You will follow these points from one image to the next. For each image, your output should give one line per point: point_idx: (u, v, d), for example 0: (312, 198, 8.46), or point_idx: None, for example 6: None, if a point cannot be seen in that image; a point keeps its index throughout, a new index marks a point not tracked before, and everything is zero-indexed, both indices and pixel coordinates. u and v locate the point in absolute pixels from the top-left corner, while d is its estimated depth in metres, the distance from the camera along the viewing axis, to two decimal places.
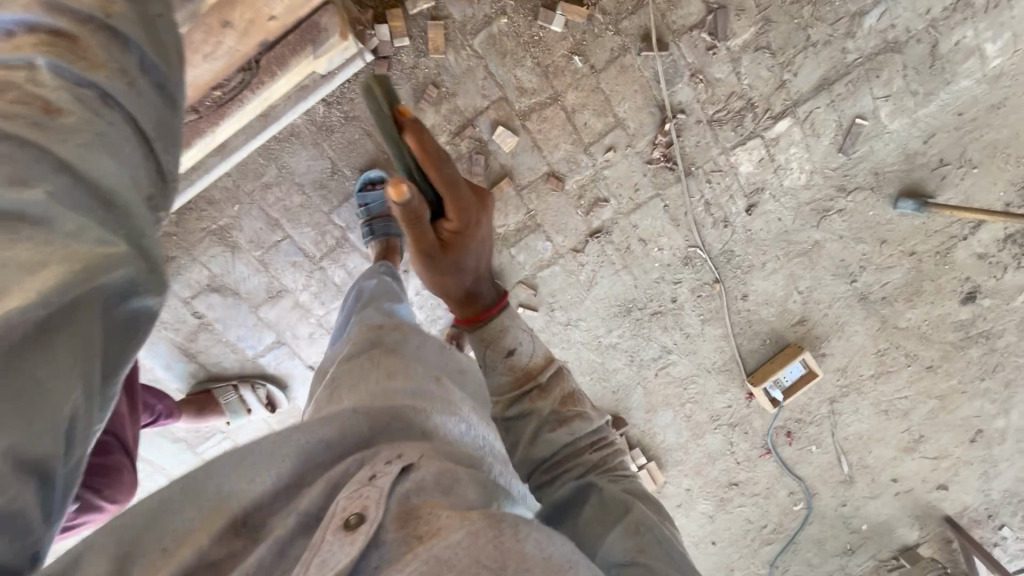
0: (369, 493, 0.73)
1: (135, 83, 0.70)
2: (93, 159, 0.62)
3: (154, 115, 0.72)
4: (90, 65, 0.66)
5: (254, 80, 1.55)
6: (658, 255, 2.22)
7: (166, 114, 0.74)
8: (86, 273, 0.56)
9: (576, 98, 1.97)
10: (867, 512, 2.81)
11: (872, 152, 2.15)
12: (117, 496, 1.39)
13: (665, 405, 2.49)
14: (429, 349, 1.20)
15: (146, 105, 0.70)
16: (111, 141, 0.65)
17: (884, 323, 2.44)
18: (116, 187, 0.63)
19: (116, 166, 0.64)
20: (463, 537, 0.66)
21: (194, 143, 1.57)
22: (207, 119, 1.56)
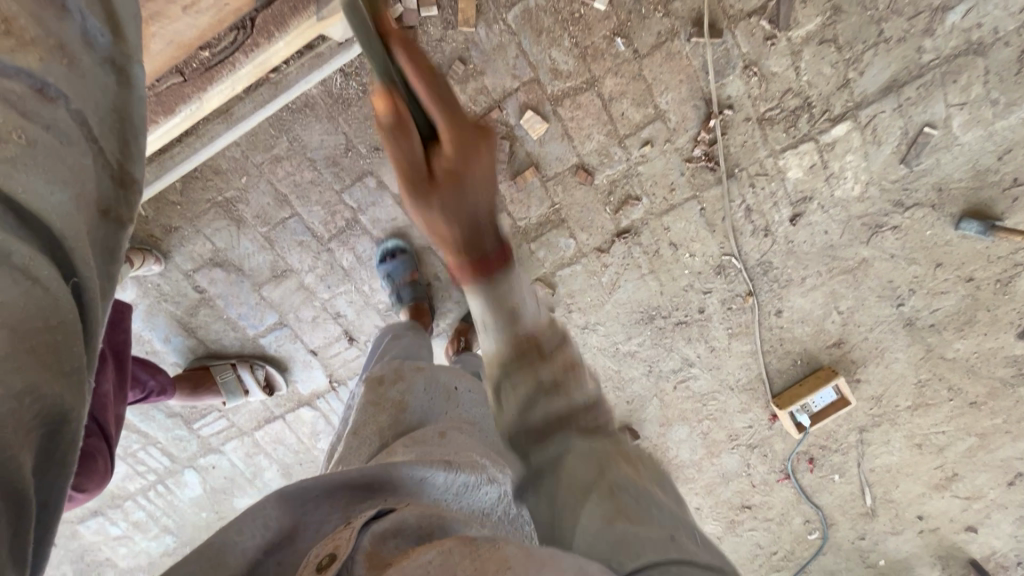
0: (341, 536, 0.70)
1: (71, 55, 0.68)
2: (22, 177, 0.58)
3: (100, 99, 0.71)
4: (20, 44, 0.63)
5: (248, 40, 1.40)
6: (689, 261, 2.05)
7: (115, 95, 0.73)
8: (32, 334, 0.53)
9: (615, 85, 1.80)
10: (886, 547, 2.64)
11: (937, 166, 1.94)
12: (87, 485, 1.36)
13: (682, 420, 2.35)
14: (432, 396, 1.30)
15: (87, 89, 0.69)
16: (50, 143, 0.62)
17: (928, 353, 2.25)
18: (56, 214, 0.60)
19: (55, 185, 0.61)
20: (436, 556, 0.64)
21: (178, 109, 1.42)
22: (194, 83, 1.42)
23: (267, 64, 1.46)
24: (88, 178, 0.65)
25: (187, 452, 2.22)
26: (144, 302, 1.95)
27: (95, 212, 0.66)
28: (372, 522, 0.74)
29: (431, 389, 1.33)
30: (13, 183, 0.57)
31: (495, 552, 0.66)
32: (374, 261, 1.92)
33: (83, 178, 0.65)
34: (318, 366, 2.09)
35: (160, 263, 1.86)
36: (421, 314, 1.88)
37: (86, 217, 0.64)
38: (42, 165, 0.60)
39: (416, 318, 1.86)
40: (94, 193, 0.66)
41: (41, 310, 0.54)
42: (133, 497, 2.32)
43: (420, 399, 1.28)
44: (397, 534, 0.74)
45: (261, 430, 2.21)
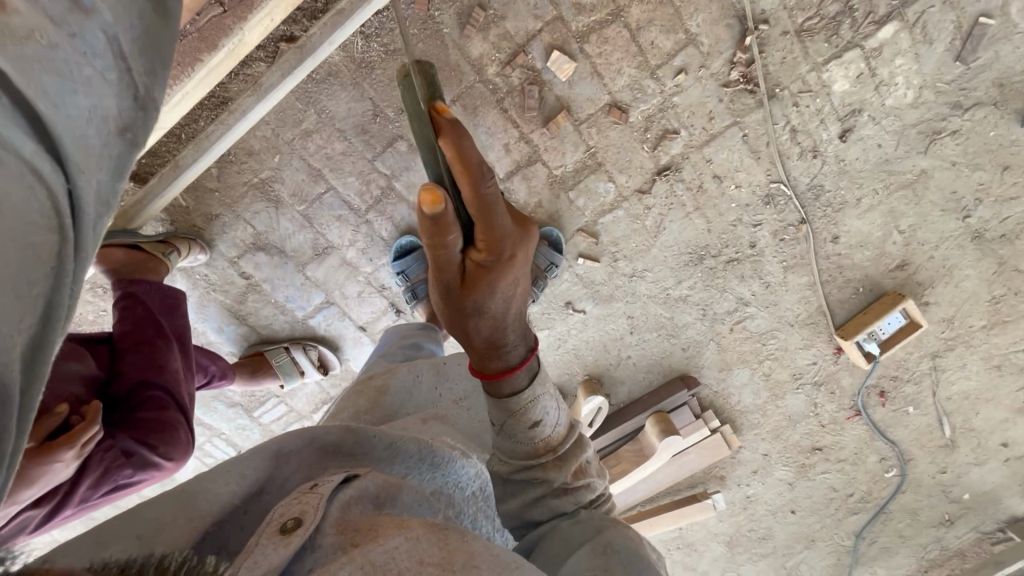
0: (309, 500, 0.74)
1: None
2: (32, 70, 0.52)
3: (131, 14, 0.66)
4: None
5: None
6: (735, 194, 1.97)
7: (148, 17, 0.70)
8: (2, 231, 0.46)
9: (642, 13, 1.72)
10: (970, 480, 2.50)
11: (997, 58, 1.80)
12: (172, 454, 1.34)
13: (741, 363, 2.27)
14: (417, 387, 1.40)
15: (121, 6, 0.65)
16: (75, 53, 0.58)
17: (1001, 266, 2.11)
18: (59, 118, 0.54)
19: (70, 93, 0.56)
20: (402, 542, 0.68)
21: (222, 45, 1.37)
22: (234, 13, 1.36)
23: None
24: (107, 94, 0.62)
25: (250, 441, 2.26)
26: (194, 294, 1.98)
27: (114, 128, 0.63)
28: (339, 489, 0.79)
29: (419, 373, 1.43)
30: (27, 78, 0.51)
31: (462, 548, 0.71)
32: (390, 259, 1.94)
33: (104, 92, 0.61)
34: (368, 342, 2.09)
35: (206, 252, 1.88)
36: (438, 310, 1.90)
37: (97, 134, 0.60)
38: (62, 71, 0.56)
39: (434, 316, 1.88)
40: (113, 109, 0.63)
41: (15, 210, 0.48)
42: None
43: (406, 384, 1.40)
44: (359, 501, 0.79)
45: (319, 412, 2.23)
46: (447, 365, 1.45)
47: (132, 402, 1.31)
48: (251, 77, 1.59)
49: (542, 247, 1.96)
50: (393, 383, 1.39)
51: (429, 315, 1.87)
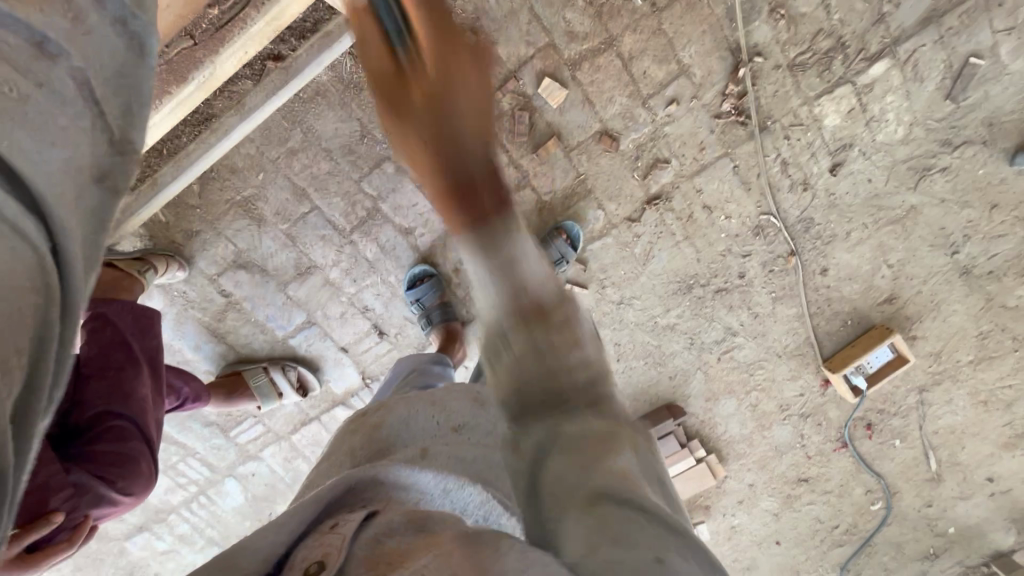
0: (331, 541, 0.66)
1: (82, 12, 0.60)
2: (9, 130, 0.51)
3: (105, 56, 0.63)
4: None
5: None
6: (725, 224, 1.96)
7: (125, 58, 0.66)
8: (5, 298, 0.47)
9: (635, 43, 1.71)
10: (955, 514, 2.48)
11: (987, 98, 1.81)
12: (133, 488, 1.31)
13: (728, 393, 2.25)
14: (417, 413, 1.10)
15: (95, 48, 0.62)
16: (52, 104, 0.56)
17: (988, 302, 2.10)
18: (43, 178, 0.53)
19: (45, 144, 0.54)
20: (430, 561, 0.56)
21: (190, 78, 1.34)
22: (206, 47, 1.34)
23: (279, 22, 1.37)
24: (86, 143, 0.59)
25: (226, 460, 2.20)
26: (171, 310, 1.93)
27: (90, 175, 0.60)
28: (363, 526, 0.70)
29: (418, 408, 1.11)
30: (3, 138, 0.50)
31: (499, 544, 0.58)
32: (403, 289, 1.92)
33: (84, 142, 0.59)
34: (350, 363, 2.05)
35: (184, 269, 1.84)
36: (452, 336, 1.86)
37: (75, 184, 0.58)
38: (42, 128, 0.54)
39: (447, 343, 1.84)
40: (89, 159, 0.60)
41: (7, 281, 0.48)
42: (177, 510, 2.31)
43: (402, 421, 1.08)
44: (388, 532, 0.69)
45: (298, 433, 2.17)
46: (449, 397, 1.15)
47: (92, 432, 1.26)
48: (234, 95, 1.56)
49: (558, 239, 1.87)
50: (390, 420, 1.09)
51: (442, 342, 1.84)
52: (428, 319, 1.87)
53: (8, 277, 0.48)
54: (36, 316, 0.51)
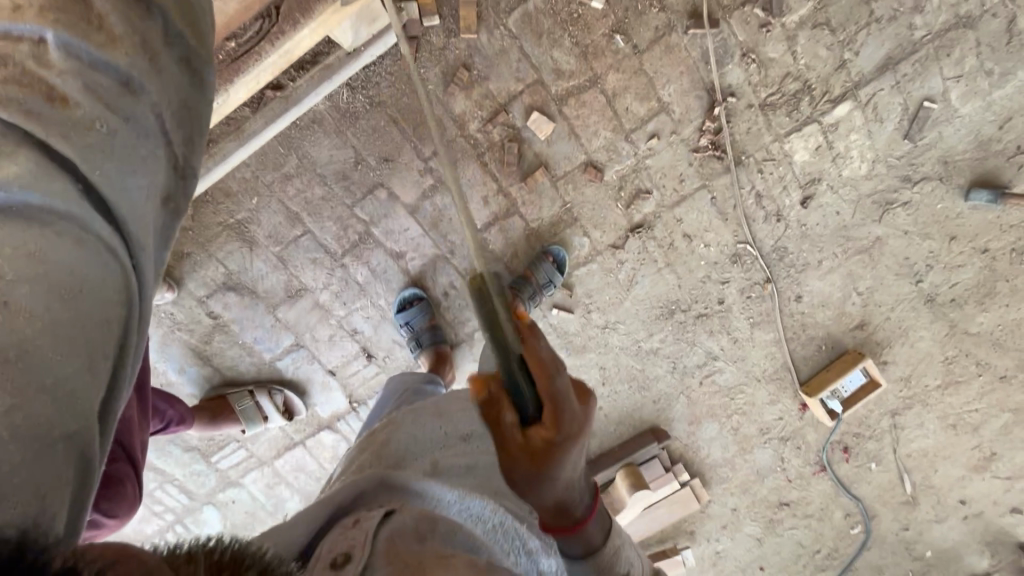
0: (354, 535, 0.75)
1: (155, 54, 0.69)
2: (98, 162, 0.60)
3: (174, 90, 0.72)
4: (109, 41, 0.66)
5: (274, 28, 1.37)
6: (704, 252, 2.05)
7: (189, 91, 0.74)
8: (97, 305, 0.53)
9: (618, 81, 1.82)
10: (931, 537, 2.52)
11: (941, 139, 1.97)
12: (116, 512, 1.30)
13: (711, 417, 2.30)
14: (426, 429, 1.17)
15: (165, 83, 0.70)
16: (126, 135, 0.64)
17: (953, 328, 2.21)
18: (122, 203, 0.61)
19: (126, 174, 0.62)
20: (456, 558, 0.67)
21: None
22: (219, 77, 1.38)
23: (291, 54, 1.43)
24: (157, 169, 0.67)
25: (206, 487, 2.15)
26: (158, 332, 1.93)
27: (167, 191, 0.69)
28: (381, 524, 0.78)
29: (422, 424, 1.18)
30: (91, 168, 0.59)
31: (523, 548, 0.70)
32: (393, 312, 1.95)
33: (156, 168, 0.67)
34: (337, 387, 2.05)
35: (173, 290, 1.84)
36: (441, 358, 1.89)
37: (149, 207, 0.65)
38: (117, 155, 0.62)
39: (436, 365, 1.87)
40: (161, 184, 0.67)
41: (104, 289, 0.54)
42: (150, 541, 2.23)
43: (410, 437, 1.13)
44: (402, 533, 0.77)
45: (281, 458, 2.14)
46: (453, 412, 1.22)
47: None
48: (234, 122, 1.61)
49: (544, 263, 1.94)
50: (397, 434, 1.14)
51: (431, 364, 1.87)
52: (418, 341, 1.90)
53: (99, 283, 0.54)
54: (121, 324, 0.56)
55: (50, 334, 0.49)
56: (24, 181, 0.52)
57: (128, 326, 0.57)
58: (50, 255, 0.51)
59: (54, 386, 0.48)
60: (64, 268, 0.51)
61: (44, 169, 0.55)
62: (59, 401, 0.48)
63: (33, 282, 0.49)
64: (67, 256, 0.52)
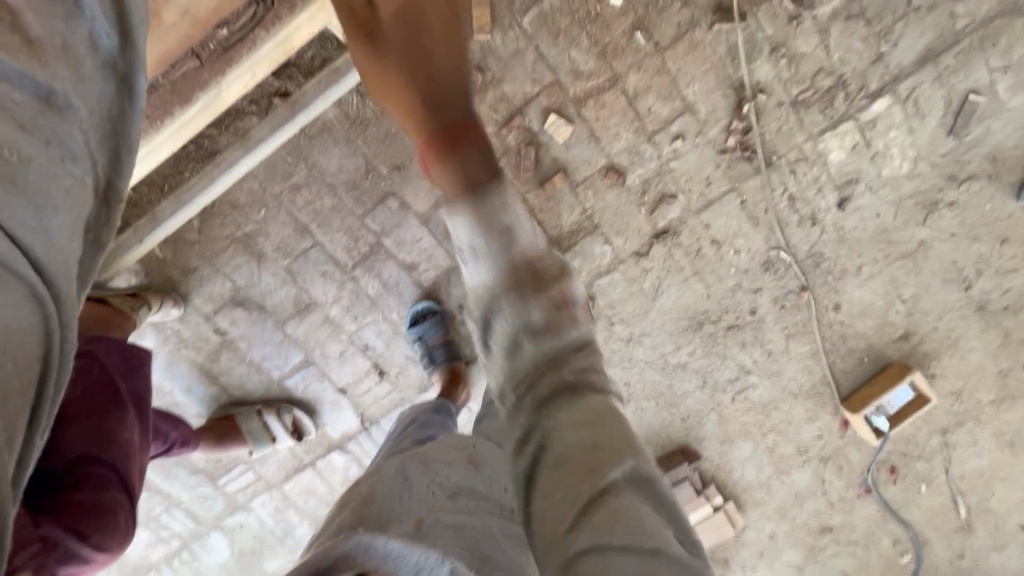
0: None
1: (73, 55, 0.64)
2: (7, 201, 0.52)
3: (98, 102, 0.67)
4: (29, 50, 0.58)
5: (268, 14, 1.29)
6: (734, 259, 1.92)
7: (115, 102, 0.70)
8: (2, 359, 0.49)
9: (639, 80, 1.73)
10: (990, 567, 2.30)
11: (989, 134, 1.84)
12: (108, 544, 1.17)
13: (744, 435, 2.15)
14: (416, 477, 1.04)
15: (85, 91, 0.65)
16: (50, 164, 0.58)
17: (1006, 338, 2.05)
18: (43, 242, 0.55)
19: (48, 211, 0.56)
20: None
21: (197, 98, 1.31)
22: (211, 67, 1.30)
23: (288, 43, 1.36)
24: (83, 198, 0.62)
25: (213, 511, 2.06)
26: (164, 349, 1.87)
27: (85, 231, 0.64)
28: None
29: (404, 473, 1.06)
30: (5, 211, 0.52)
31: None
32: (406, 326, 1.86)
33: (80, 202, 0.62)
34: (348, 406, 1.95)
35: (180, 306, 1.78)
36: (456, 376, 1.79)
37: (75, 245, 0.61)
38: (44, 194, 0.56)
39: (450, 384, 1.76)
40: (85, 210, 0.63)
41: (10, 348, 0.50)
42: (156, 567, 2.14)
43: (392, 488, 1.02)
44: None
45: (290, 481, 2.05)
46: (439, 456, 1.11)
47: (71, 479, 1.15)
48: (241, 130, 1.56)
49: None
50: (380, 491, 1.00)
51: (446, 382, 1.76)
52: (432, 357, 1.82)
53: (16, 340, 0.51)
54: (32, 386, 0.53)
55: None
56: None
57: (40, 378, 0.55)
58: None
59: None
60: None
61: None
62: None
63: None
64: None
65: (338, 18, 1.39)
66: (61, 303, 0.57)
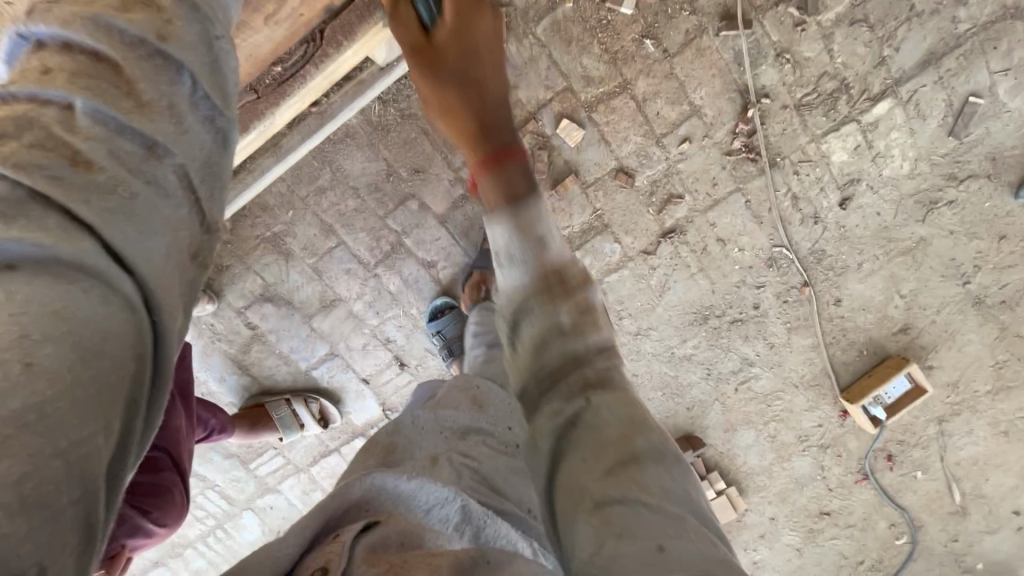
0: (333, 548, 0.71)
1: (177, 116, 0.64)
2: (114, 223, 0.55)
3: (198, 151, 0.66)
4: (136, 104, 0.61)
5: (318, 53, 1.38)
6: (738, 256, 2.01)
7: (215, 148, 0.69)
8: (93, 378, 0.49)
9: (648, 86, 1.80)
10: (983, 549, 2.41)
11: (988, 135, 1.90)
12: (166, 519, 1.32)
13: (746, 424, 2.25)
14: (431, 415, 1.06)
15: (189, 142, 0.65)
16: (150, 198, 0.60)
17: (1003, 331, 2.12)
18: (141, 262, 0.56)
19: (146, 234, 0.58)
20: None
21: (255, 127, 1.41)
22: (268, 100, 1.40)
23: (332, 74, 1.45)
24: (182, 227, 0.62)
25: (244, 493, 2.20)
26: (199, 343, 1.99)
27: (193, 258, 0.65)
28: (360, 536, 0.74)
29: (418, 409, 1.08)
30: (111, 231, 0.55)
31: None
32: (425, 320, 1.96)
33: (177, 229, 0.62)
34: (370, 395, 2.07)
35: (213, 301, 1.90)
36: None
37: (174, 268, 0.60)
38: (147, 218, 0.58)
39: None
40: (188, 238, 0.64)
41: (105, 360, 0.50)
42: (192, 545, 2.29)
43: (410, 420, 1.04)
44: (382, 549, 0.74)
45: (317, 465, 2.18)
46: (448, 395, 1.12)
47: None
48: (271, 139, 1.65)
49: None
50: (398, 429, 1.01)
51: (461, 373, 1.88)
52: (448, 344, 1.91)
53: (113, 354, 0.51)
54: (126, 402, 0.52)
55: (52, 428, 0.45)
56: (33, 235, 0.50)
57: (131, 403, 0.53)
58: (74, 316, 0.49)
59: (63, 461, 0.45)
60: (91, 328, 0.50)
61: (56, 226, 0.51)
62: (60, 481, 0.45)
63: (56, 350, 0.47)
64: (89, 327, 0.49)
65: (375, 46, 1.48)
66: (158, 320, 0.57)
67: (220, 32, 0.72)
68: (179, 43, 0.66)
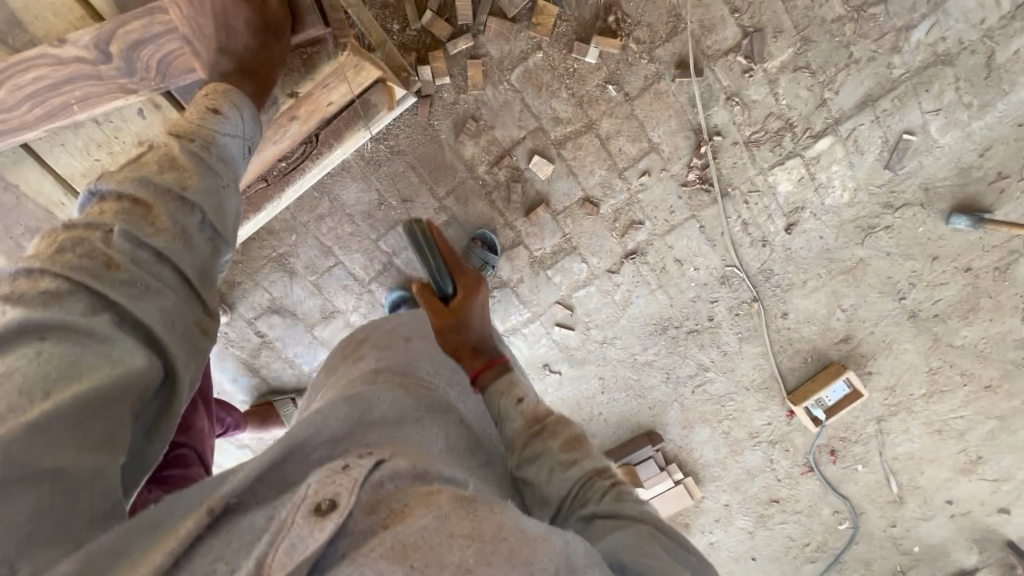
0: (342, 480, 0.68)
1: (187, 236, 0.96)
2: (139, 304, 0.85)
3: (197, 260, 0.98)
4: (154, 229, 0.92)
5: (314, 151, 1.79)
6: (694, 274, 2.24)
7: (209, 255, 1.02)
8: (117, 400, 0.77)
9: (611, 125, 2.01)
10: (919, 534, 2.68)
11: (921, 167, 2.09)
12: None
13: (702, 422, 2.51)
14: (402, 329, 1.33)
15: (191, 254, 0.97)
16: (157, 283, 0.89)
17: (936, 341, 2.35)
18: (159, 328, 0.87)
19: (153, 307, 0.87)
20: (431, 521, 0.62)
21: (263, 207, 1.84)
22: (274, 186, 1.83)
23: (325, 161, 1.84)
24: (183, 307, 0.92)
25: None
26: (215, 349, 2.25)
27: (192, 332, 0.93)
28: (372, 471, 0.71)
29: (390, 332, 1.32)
30: (131, 306, 0.84)
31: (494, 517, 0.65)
32: None
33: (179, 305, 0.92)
34: None
35: (227, 313, 2.17)
36: None
37: (183, 340, 0.91)
38: (155, 298, 0.88)
39: None
40: (192, 318, 0.94)
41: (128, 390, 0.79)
42: None
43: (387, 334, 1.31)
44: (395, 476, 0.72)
45: None
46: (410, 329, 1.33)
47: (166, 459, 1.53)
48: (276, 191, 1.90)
49: (475, 248, 2.12)
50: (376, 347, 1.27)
51: None
52: None
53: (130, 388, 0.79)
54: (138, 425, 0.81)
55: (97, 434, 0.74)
56: (77, 312, 0.79)
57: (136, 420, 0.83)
58: (87, 359, 0.76)
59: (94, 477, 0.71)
60: (107, 376, 0.76)
61: (91, 307, 0.81)
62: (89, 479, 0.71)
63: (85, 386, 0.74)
64: (121, 371, 0.78)
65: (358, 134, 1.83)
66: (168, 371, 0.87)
67: (226, 184, 1.08)
68: (195, 189, 1.00)
